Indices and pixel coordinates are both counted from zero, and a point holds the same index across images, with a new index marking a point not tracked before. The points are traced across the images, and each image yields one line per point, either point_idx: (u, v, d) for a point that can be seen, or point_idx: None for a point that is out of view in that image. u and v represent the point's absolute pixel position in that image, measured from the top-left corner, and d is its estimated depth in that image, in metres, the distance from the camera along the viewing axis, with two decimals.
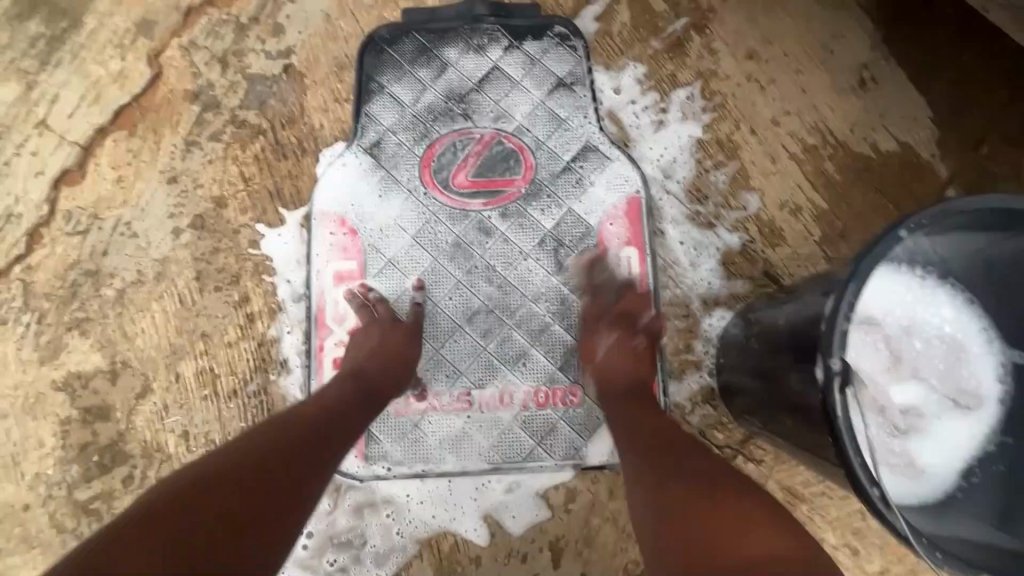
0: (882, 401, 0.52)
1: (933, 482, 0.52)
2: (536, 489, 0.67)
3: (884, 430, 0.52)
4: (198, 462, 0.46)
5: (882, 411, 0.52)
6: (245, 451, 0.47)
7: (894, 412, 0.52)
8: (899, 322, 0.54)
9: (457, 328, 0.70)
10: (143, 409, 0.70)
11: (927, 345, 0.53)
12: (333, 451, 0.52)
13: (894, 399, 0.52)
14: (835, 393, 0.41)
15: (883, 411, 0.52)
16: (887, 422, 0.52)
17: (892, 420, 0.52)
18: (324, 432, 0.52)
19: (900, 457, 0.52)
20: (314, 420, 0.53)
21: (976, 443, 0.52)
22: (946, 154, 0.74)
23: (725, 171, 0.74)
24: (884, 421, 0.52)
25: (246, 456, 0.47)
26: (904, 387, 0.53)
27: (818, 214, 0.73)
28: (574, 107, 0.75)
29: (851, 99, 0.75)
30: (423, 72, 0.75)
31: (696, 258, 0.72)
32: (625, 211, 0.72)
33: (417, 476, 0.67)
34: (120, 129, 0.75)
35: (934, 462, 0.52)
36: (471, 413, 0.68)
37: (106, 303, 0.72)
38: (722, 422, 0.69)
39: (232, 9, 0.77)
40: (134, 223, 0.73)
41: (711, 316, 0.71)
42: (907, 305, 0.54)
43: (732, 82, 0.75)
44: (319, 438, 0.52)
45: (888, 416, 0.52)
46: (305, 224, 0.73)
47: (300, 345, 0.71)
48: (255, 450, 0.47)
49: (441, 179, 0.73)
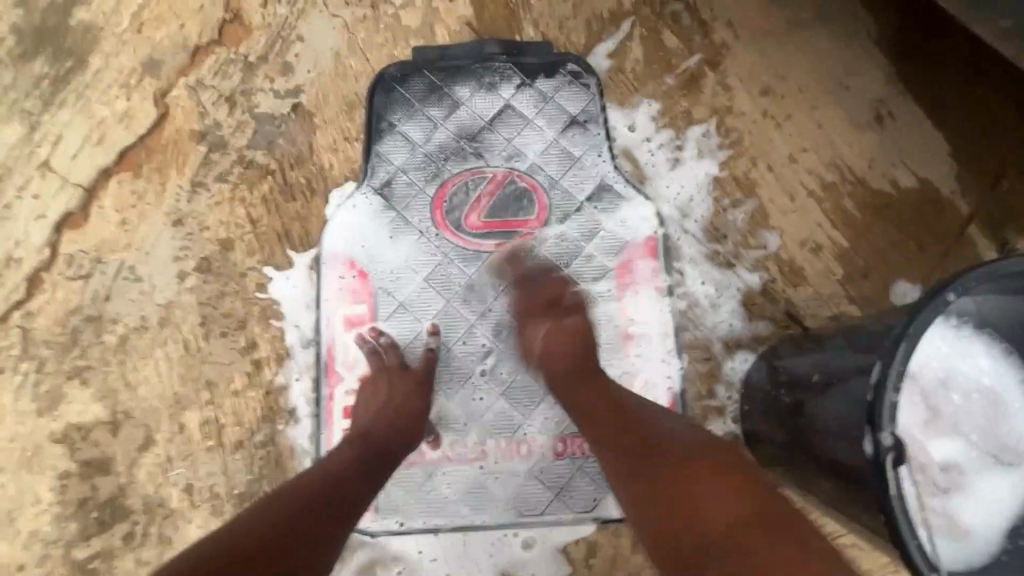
0: (921, 458, 0.50)
1: (979, 545, 0.49)
2: (555, 545, 0.65)
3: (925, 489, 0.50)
4: (195, 545, 0.44)
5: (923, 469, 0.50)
6: (252, 522, 0.46)
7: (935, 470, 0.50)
8: (936, 374, 0.52)
9: (471, 374, 0.68)
10: (144, 461, 0.67)
11: (966, 398, 0.51)
12: (341, 518, 0.50)
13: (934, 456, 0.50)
14: (889, 468, 0.41)
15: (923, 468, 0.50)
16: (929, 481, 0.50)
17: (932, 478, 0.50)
18: (329, 501, 0.50)
19: (943, 518, 0.49)
20: (320, 484, 0.51)
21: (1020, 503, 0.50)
22: (966, 190, 0.72)
23: (743, 209, 0.72)
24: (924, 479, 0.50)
25: (241, 538, 0.45)
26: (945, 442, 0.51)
27: (839, 252, 0.71)
28: (588, 145, 0.74)
29: (868, 135, 0.74)
30: (434, 111, 0.74)
31: (715, 299, 0.70)
32: (641, 251, 0.71)
33: (431, 531, 0.65)
34: (124, 169, 0.74)
35: (979, 524, 0.50)
36: (486, 463, 0.66)
37: (108, 350, 0.69)
38: None
39: (239, 48, 0.77)
40: (138, 267, 0.71)
41: (733, 358, 0.69)
42: (944, 357, 0.52)
43: (747, 119, 0.75)
44: (323, 508, 0.49)
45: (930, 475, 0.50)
46: (314, 267, 0.71)
47: (309, 393, 0.68)
48: (250, 529, 0.45)
49: (454, 220, 0.72)
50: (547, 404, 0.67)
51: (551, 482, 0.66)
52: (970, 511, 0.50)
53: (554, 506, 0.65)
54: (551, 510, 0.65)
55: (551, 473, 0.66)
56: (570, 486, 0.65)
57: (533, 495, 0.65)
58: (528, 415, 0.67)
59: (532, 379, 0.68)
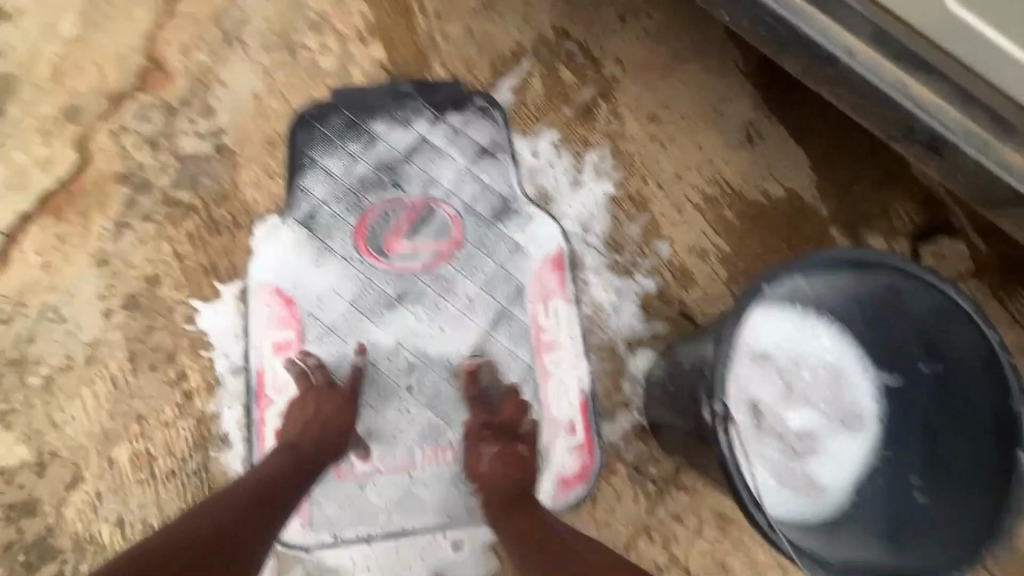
0: (777, 427, 0.59)
1: (830, 500, 0.58)
2: (483, 542, 0.69)
3: (782, 453, 0.58)
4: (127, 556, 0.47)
5: (776, 436, 0.59)
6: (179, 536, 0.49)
7: (788, 436, 0.59)
8: (788, 354, 0.60)
9: (398, 389, 0.73)
10: (74, 499, 0.68)
11: (814, 374, 0.60)
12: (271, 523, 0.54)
13: (785, 425, 0.59)
14: (720, 433, 0.51)
15: (778, 435, 0.58)
16: (783, 445, 0.58)
17: (786, 443, 0.59)
18: (258, 506, 0.54)
19: (799, 478, 0.58)
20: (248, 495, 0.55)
21: (863, 460, 0.59)
22: (825, 197, 0.84)
23: (637, 222, 0.81)
24: (779, 444, 0.58)
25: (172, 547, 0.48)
26: (796, 412, 0.59)
27: (723, 255, 0.81)
28: (497, 171, 0.81)
29: (741, 153, 0.84)
30: (353, 146, 0.80)
31: (617, 304, 0.77)
32: (550, 265, 0.78)
33: (364, 540, 0.68)
34: (46, 214, 0.75)
35: (830, 481, 0.58)
36: (415, 471, 0.70)
37: (33, 392, 0.70)
38: (656, 456, 0.73)
39: (161, 94, 0.80)
40: (62, 308, 0.73)
41: (636, 356, 0.76)
42: (794, 339, 0.60)
43: (637, 143, 0.84)
44: (253, 515, 0.53)
45: (784, 440, 0.59)
46: (241, 297, 0.74)
47: (240, 419, 0.71)
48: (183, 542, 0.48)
49: (375, 245, 0.77)
50: (470, 411, 0.72)
51: None
52: (821, 469, 0.58)
53: (481, 505, 0.70)
54: (478, 510, 0.70)
55: None
56: None
57: (460, 497, 0.70)
58: (452, 423, 0.72)
59: (453, 389, 0.73)
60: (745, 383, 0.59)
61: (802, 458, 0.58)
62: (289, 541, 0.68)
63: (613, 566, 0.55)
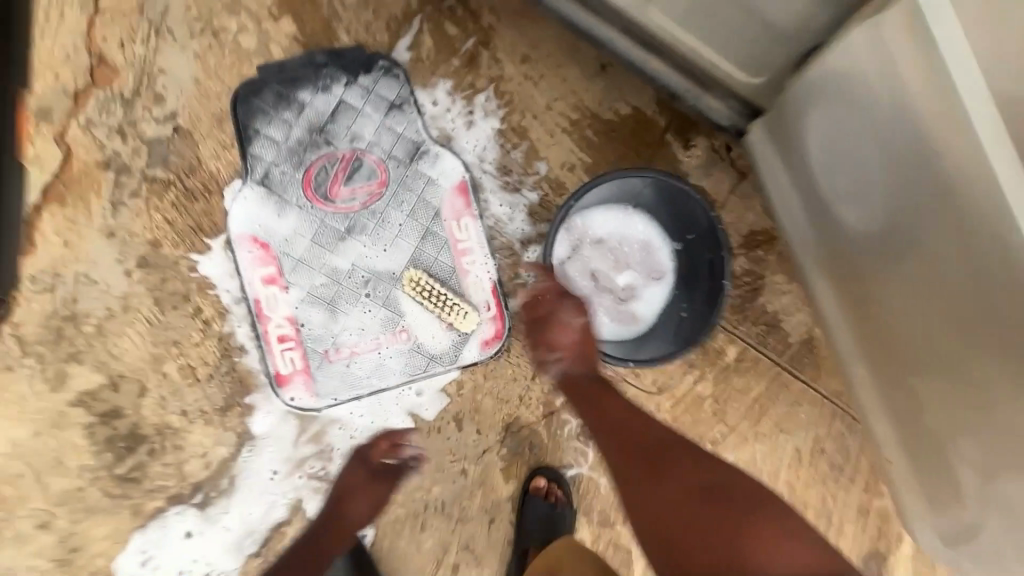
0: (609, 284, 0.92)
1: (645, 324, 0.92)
2: (437, 388, 1.03)
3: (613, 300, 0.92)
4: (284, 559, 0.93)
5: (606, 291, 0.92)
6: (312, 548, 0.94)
7: (614, 290, 0.92)
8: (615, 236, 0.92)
9: (359, 296, 1.01)
10: (146, 402, 0.97)
11: (632, 247, 0.93)
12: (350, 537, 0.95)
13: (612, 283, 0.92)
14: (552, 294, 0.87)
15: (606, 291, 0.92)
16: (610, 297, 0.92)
17: (612, 295, 0.92)
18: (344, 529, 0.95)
19: (625, 313, 0.92)
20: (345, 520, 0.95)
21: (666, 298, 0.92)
22: (664, 110, 1.08)
23: (520, 149, 1.06)
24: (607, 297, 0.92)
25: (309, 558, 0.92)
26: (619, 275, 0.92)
27: (587, 167, 1.07)
28: (406, 121, 1.03)
29: (596, 81, 1.07)
30: (286, 114, 0.99)
31: (511, 214, 1.05)
32: (457, 191, 1.04)
33: (355, 398, 1.01)
34: (51, 202, 0.95)
35: (645, 313, 0.92)
36: (382, 349, 1.01)
37: (90, 336, 0.95)
38: None
39: (113, 87, 0.96)
40: (91, 273, 0.95)
41: (528, 250, 1.05)
42: (616, 226, 0.92)
43: (515, 82, 1.06)
44: (342, 536, 0.94)
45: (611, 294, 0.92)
46: (227, 247, 0.98)
47: (250, 333, 0.99)
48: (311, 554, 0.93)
49: (322, 193, 1.00)
50: (413, 304, 1.02)
51: (426, 351, 1.02)
52: (639, 307, 0.92)
53: (432, 365, 1.02)
54: (430, 368, 1.02)
55: (425, 346, 1.02)
56: (439, 352, 1.02)
57: (416, 362, 1.02)
58: (403, 317, 1.01)
59: (398, 291, 1.01)
60: (584, 262, 0.92)
61: (624, 302, 0.92)
62: (305, 406, 0.99)
63: (676, 439, 0.79)
